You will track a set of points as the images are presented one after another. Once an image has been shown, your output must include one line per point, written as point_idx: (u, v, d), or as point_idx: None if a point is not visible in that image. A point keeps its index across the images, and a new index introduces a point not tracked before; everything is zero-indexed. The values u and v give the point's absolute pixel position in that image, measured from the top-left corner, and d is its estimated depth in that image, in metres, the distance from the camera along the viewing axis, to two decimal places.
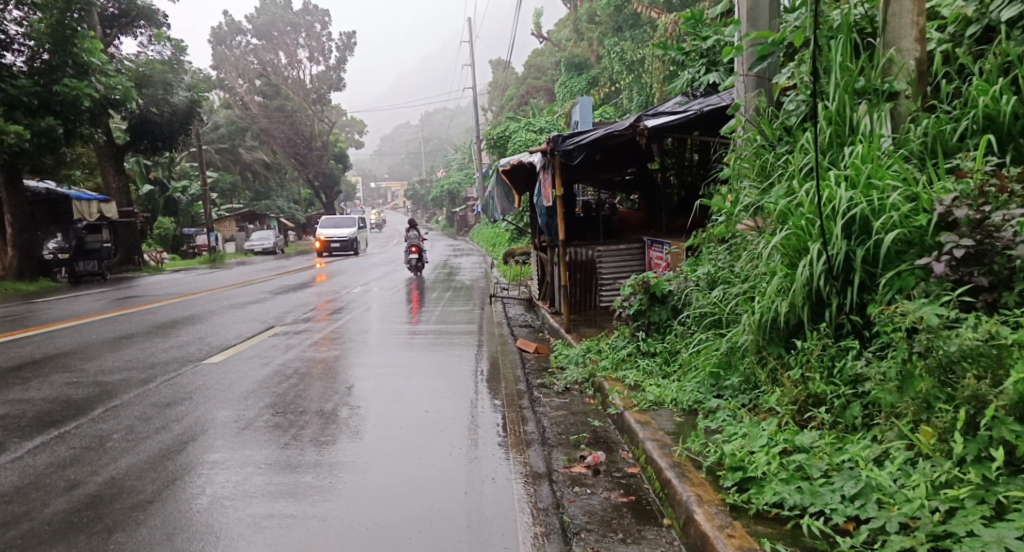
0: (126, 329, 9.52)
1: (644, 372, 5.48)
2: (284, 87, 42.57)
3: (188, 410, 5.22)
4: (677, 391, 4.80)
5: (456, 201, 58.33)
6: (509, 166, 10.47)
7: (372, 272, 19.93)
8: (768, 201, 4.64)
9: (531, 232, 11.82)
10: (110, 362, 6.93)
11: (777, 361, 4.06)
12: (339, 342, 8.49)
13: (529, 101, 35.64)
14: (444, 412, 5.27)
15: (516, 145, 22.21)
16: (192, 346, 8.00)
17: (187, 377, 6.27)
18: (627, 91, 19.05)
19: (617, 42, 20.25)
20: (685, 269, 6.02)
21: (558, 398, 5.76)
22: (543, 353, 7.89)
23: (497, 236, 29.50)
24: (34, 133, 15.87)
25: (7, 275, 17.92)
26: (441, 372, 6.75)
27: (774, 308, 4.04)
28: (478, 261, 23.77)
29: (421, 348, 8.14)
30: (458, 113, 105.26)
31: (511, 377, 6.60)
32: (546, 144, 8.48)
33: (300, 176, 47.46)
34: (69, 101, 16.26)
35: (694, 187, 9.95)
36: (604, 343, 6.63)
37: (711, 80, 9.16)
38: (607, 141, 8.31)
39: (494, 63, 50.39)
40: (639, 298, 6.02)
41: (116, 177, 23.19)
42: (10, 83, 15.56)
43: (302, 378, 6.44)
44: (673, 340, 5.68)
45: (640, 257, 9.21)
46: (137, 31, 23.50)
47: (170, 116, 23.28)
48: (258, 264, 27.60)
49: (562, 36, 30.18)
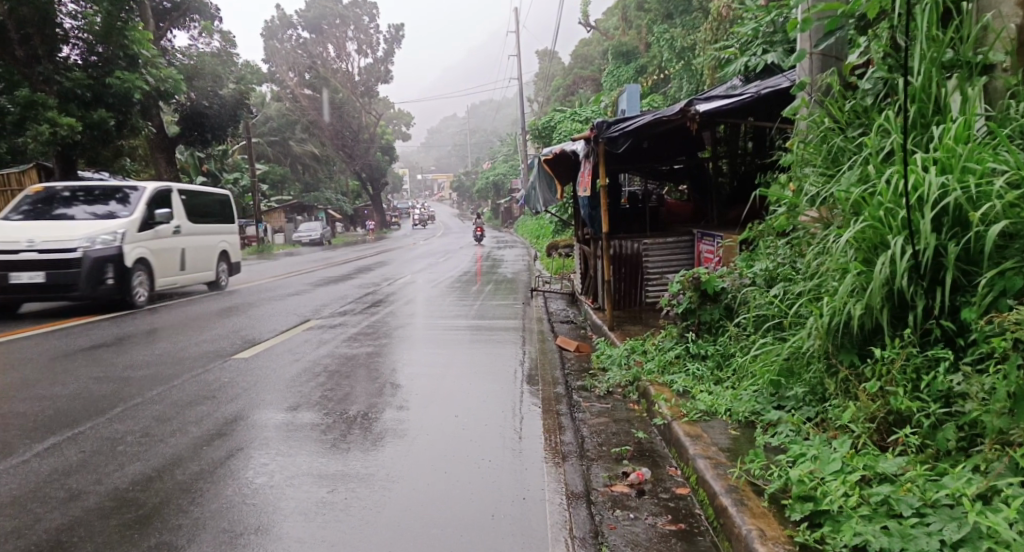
0: (166, 320, 9.43)
1: (694, 378, 5.03)
2: (333, 79, 42.61)
3: (208, 410, 4.96)
4: (732, 400, 4.36)
5: (501, 193, 57.85)
6: (551, 155, 9.99)
7: (416, 264, 19.70)
8: (837, 189, 4.15)
9: (574, 224, 11.36)
10: (141, 356, 6.74)
11: (849, 372, 3.60)
12: (375, 337, 8.22)
13: (576, 91, 34.95)
14: (476, 417, 4.93)
15: (562, 135, 21.74)
16: (226, 339, 7.83)
17: (215, 374, 6.03)
18: (677, 80, 18.32)
19: (668, 28, 19.54)
20: (739, 265, 5.55)
21: (599, 404, 5.36)
22: (584, 352, 7.49)
23: (541, 228, 29.00)
24: (87, 125, 16.02)
25: None
26: (478, 370, 6.42)
27: (847, 312, 3.57)
28: (521, 254, 23.39)
29: (457, 345, 7.81)
30: (504, 105, 104.62)
31: (550, 378, 6.20)
32: (590, 130, 8.04)
33: (348, 168, 47.61)
34: (121, 94, 16.37)
35: (748, 176, 9.38)
36: (649, 343, 6.20)
37: (769, 60, 8.51)
38: (655, 127, 7.81)
39: (541, 53, 49.85)
40: (689, 297, 5.55)
41: (168, 169, 23.41)
42: (65, 76, 15.75)
43: (332, 376, 6.15)
44: (726, 343, 5.22)
45: (690, 250, 8.67)
46: (189, 25, 23.68)
47: (219, 109, 23.40)
48: (305, 255, 27.74)
49: (610, 25, 29.43)
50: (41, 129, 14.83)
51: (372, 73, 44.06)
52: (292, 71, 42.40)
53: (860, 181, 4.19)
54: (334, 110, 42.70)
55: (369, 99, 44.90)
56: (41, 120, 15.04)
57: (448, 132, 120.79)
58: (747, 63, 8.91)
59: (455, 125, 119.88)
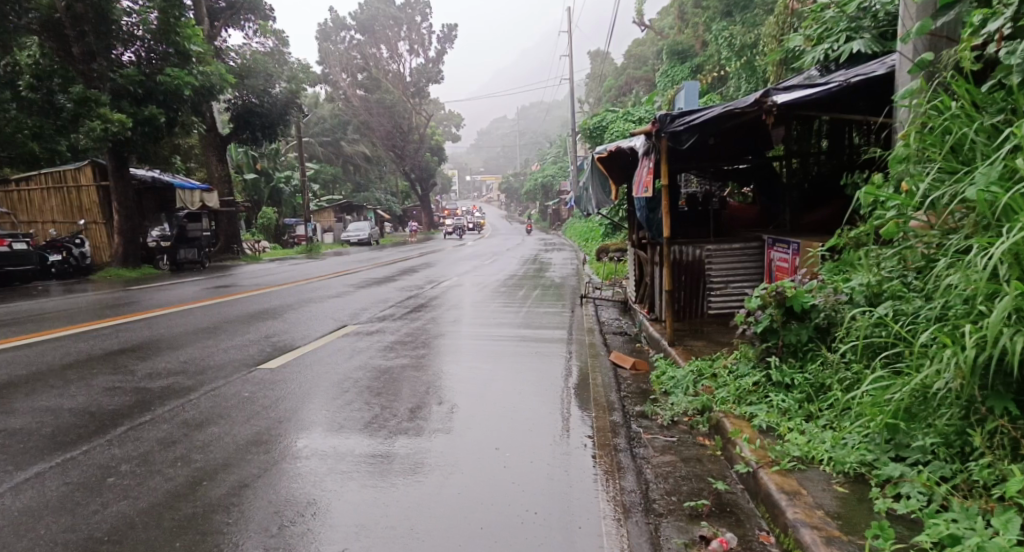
0: (201, 323, 8.93)
1: (779, 412, 4.25)
2: (385, 80, 42.43)
3: (222, 431, 4.37)
4: (833, 445, 3.58)
5: (549, 195, 57.10)
6: (606, 153, 9.23)
7: (463, 267, 19.09)
8: (976, 191, 3.38)
9: (628, 226, 10.55)
10: (165, 363, 6.20)
11: (1002, 421, 2.85)
12: (413, 347, 7.58)
13: (629, 92, 34.01)
14: (523, 449, 4.26)
15: (614, 136, 20.94)
16: (256, 346, 7.28)
17: (236, 387, 5.44)
18: (736, 79, 17.34)
19: (727, 26, 18.54)
20: (832, 279, 4.71)
21: (662, 436, 4.64)
22: (641, 370, 6.72)
23: (591, 231, 28.16)
24: (138, 122, 15.77)
25: (112, 260, 17.91)
26: (526, 390, 5.74)
27: (1002, 348, 2.81)
28: (570, 257, 22.62)
29: (500, 357, 7.12)
30: (555, 106, 103.82)
31: (604, 402, 5.46)
32: (651, 124, 7.23)
33: (397, 169, 47.34)
34: (171, 91, 16.09)
35: (823, 178, 8.54)
36: (720, 365, 5.41)
37: (853, 48, 7.61)
38: (726, 119, 7.01)
39: (593, 55, 49.17)
40: (771, 314, 4.72)
41: (219, 168, 23.31)
42: (118, 73, 15.52)
43: (362, 394, 5.52)
44: (817, 370, 4.43)
45: (757, 258, 7.82)
46: (243, 24, 23.59)
47: (270, 107, 23.19)
48: (354, 255, 27.46)
49: (666, 23, 28.44)
50: (93, 125, 14.59)
51: (424, 73, 43.57)
52: (345, 72, 42.32)
53: (1003, 180, 3.41)
54: (384, 110, 42.50)
55: (420, 99, 44.52)
56: (93, 116, 14.85)
57: (497, 134, 120.51)
58: (829, 51, 8.05)
59: (505, 126, 119.51)
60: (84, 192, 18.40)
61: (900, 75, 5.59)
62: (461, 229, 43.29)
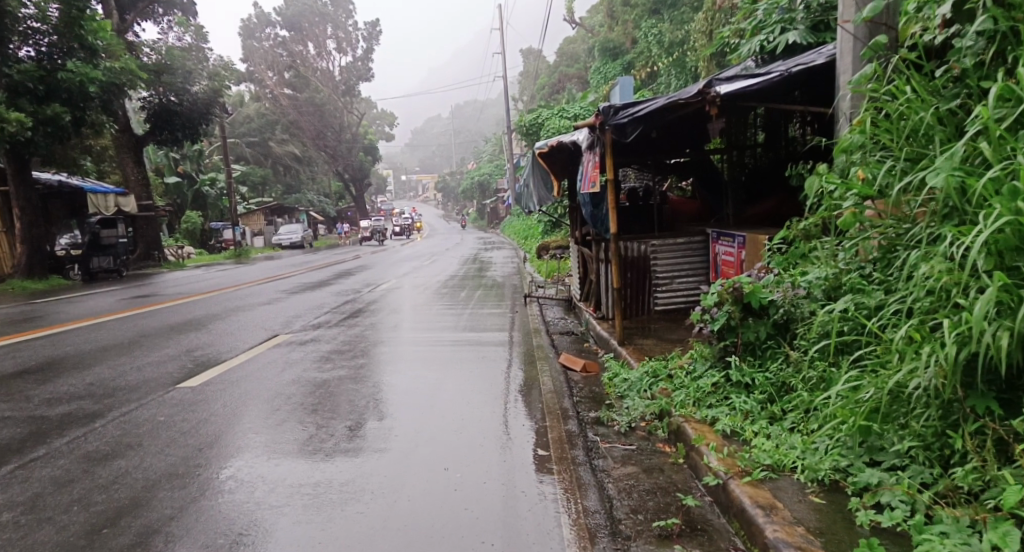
0: (112, 338, 8.23)
1: (741, 415, 4.05)
2: (313, 78, 41.33)
3: (132, 464, 3.88)
4: (803, 450, 3.37)
5: (486, 194, 56.75)
6: (546, 148, 8.89)
7: (401, 268, 18.59)
8: (943, 178, 3.21)
9: (571, 223, 10.32)
10: (67, 386, 5.58)
11: (988, 422, 2.68)
12: (349, 356, 7.11)
13: (562, 89, 34.02)
14: (473, 469, 3.91)
15: (549, 133, 20.80)
16: (174, 362, 6.69)
17: (149, 412, 4.90)
18: (666, 77, 17.45)
19: (656, 23, 18.61)
20: (789, 274, 4.54)
21: (621, 445, 4.37)
22: (592, 372, 6.47)
23: (529, 230, 27.91)
24: (39, 122, 14.69)
25: (17, 271, 16.63)
26: (473, 399, 5.41)
27: (986, 343, 2.63)
28: (510, 256, 22.35)
29: (444, 364, 6.74)
30: (489, 106, 103.47)
31: (556, 409, 5.17)
32: (594, 117, 7.02)
33: (330, 169, 46.17)
34: (76, 88, 15.07)
35: (761, 170, 8.45)
36: (675, 366, 5.19)
37: (789, 39, 7.52)
38: (669, 111, 6.83)
39: (525, 53, 49.17)
40: (729, 311, 4.50)
41: (135, 170, 22.04)
42: (13, 68, 14.41)
43: (293, 412, 5.06)
44: (778, 369, 4.24)
45: (703, 253, 7.68)
46: (157, 18, 22.41)
47: (190, 105, 22.10)
48: (286, 259, 26.47)
49: (596, 21, 28.54)
50: None
51: (353, 71, 42.66)
52: (271, 70, 41.01)
53: (969, 166, 3.26)
54: (314, 109, 41.35)
55: (351, 98, 43.52)
56: None
57: (432, 133, 119.41)
58: (764, 42, 7.93)
59: (439, 125, 118.44)
60: None
61: (842, 62, 5.48)
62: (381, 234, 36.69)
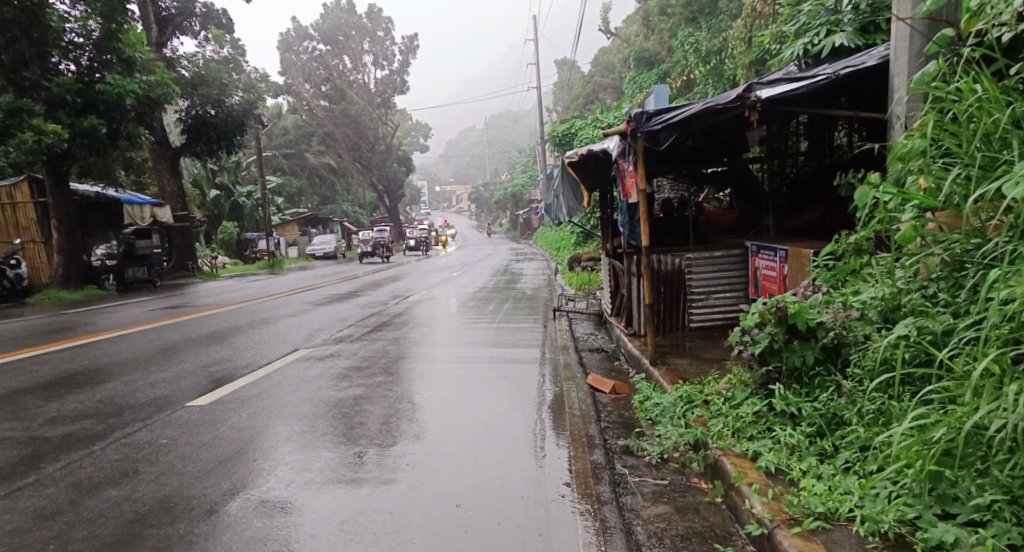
0: (133, 351, 8.08)
1: (787, 450, 3.64)
2: (349, 90, 41.66)
3: (124, 494, 3.63)
4: (862, 496, 2.95)
5: (520, 204, 56.53)
6: (576, 157, 8.54)
7: (432, 279, 18.39)
8: None
9: (601, 234, 9.94)
10: (75, 404, 5.37)
11: None
12: (368, 374, 6.82)
13: (596, 99, 33.69)
14: (488, 506, 3.57)
15: (582, 143, 20.47)
16: (189, 378, 6.47)
17: (153, 433, 4.66)
18: (703, 86, 16.99)
19: (693, 31, 18.18)
20: (839, 295, 4.11)
21: (652, 480, 3.99)
22: (622, 394, 6.09)
23: (561, 240, 27.51)
24: (76, 134, 14.75)
25: (53, 281, 16.80)
26: (493, 422, 5.07)
27: None
28: (541, 267, 22.02)
29: (466, 382, 6.41)
30: (524, 116, 103.57)
31: (583, 435, 4.80)
32: (626, 123, 6.66)
33: (365, 180, 46.43)
34: (113, 100, 15.08)
35: (803, 181, 8.02)
36: (713, 391, 4.78)
37: (835, 42, 7.09)
38: (705, 118, 6.44)
39: (560, 63, 48.97)
40: (771, 332, 4.09)
41: (172, 181, 22.22)
42: (53, 81, 14.49)
43: (303, 435, 4.77)
44: (828, 399, 3.82)
45: (741, 267, 7.25)
46: (196, 32, 22.62)
47: (226, 117, 22.23)
48: (319, 269, 26.56)
49: (631, 31, 28.19)
50: (24, 137, 13.55)
51: (388, 83, 42.85)
52: (308, 83, 41.41)
53: None
54: (349, 121, 41.64)
55: (385, 110, 43.70)
56: (25, 127, 13.80)
57: (466, 144, 119.95)
58: (808, 46, 7.50)
59: (474, 135, 118.91)
60: (22, 209, 17.39)
61: (895, 63, 5.07)
62: (385, 247, 30.31)
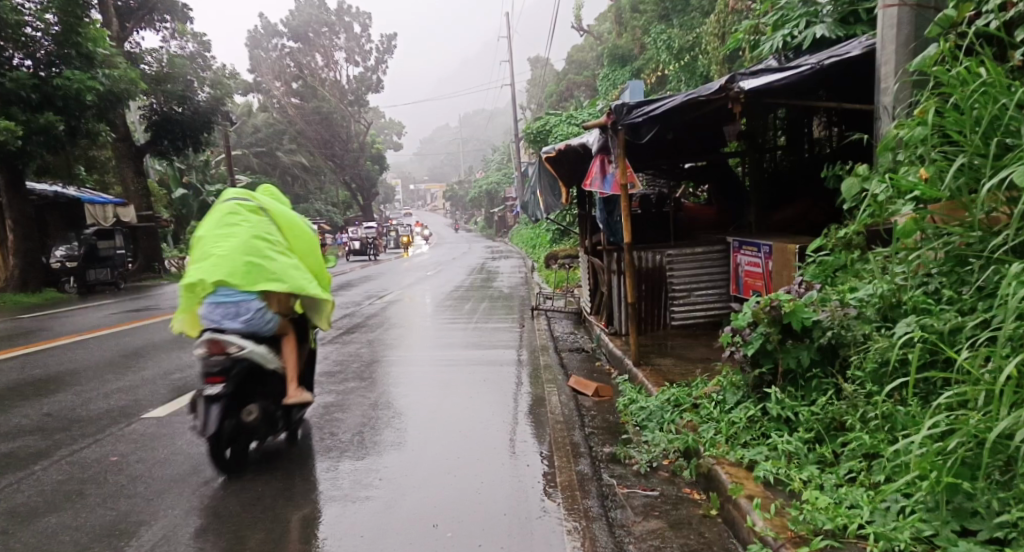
0: (90, 358, 7.68)
1: (785, 458, 3.43)
2: (321, 88, 41.00)
3: (64, 521, 3.33)
4: (874, 511, 2.74)
5: (495, 201, 56.18)
6: (554, 152, 8.25)
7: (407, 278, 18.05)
8: None
9: (579, 231, 9.68)
10: (21, 419, 5.00)
11: None
12: (339, 379, 6.49)
13: (570, 96, 33.51)
14: (467, 526, 3.30)
15: (557, 139, 20.25)
16: (147, 387, 6.11)
17: (103, 449, 4.33)
18: (677, 82, 16.86)
19: (667, 26, 18.06)
20: (835, 293, 3.89)
21: (641, 491, 3.76)
22: (605, 397, 5.84)
23: (537, 238, 27.26)
24: (32, 131, 14.15)
25: (10, 285, 16.16)
26: (471, 430, 4.80)
27: None
28: (517, 265, 21.77)
29: (441, 387, 6.12)
30: (498, 114, 103.26)
31: (567, 443, 4.55)
32: (606, 116, 6.41)
33: (337, 178, 45.81)
34: (72, 96, 14.52)
35: (785, 175, 7.83)
36: (702, 395, 4.55)
37: (816, 32, 6.88)
38: (688, 110, 6.21)
39: (533, 61, 48.72)
40: (765, 333, 3.86)
41: (136, 180, 21.57)
42: (7, 76, 13.90)
43: (266, 448, 4.46)
44: (827, 403, 3.61)
45: (723, 263, 7.05)
46: (159, 26, 21.96)
47: (192, 115, 21.65)
48: None
49: (605, 27, 28.00)
50: None
51: (362, 81, 42.28)
52: (279, 80, 40.73)
53: None
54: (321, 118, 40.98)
55: (358, 108, 43.10)
56: None
57: (441, 142, 119.33)
58: (788, 37, 7.28)
59: (448, 133, 118.37)
60: None
61: (882, 51, 4.82)
62: None
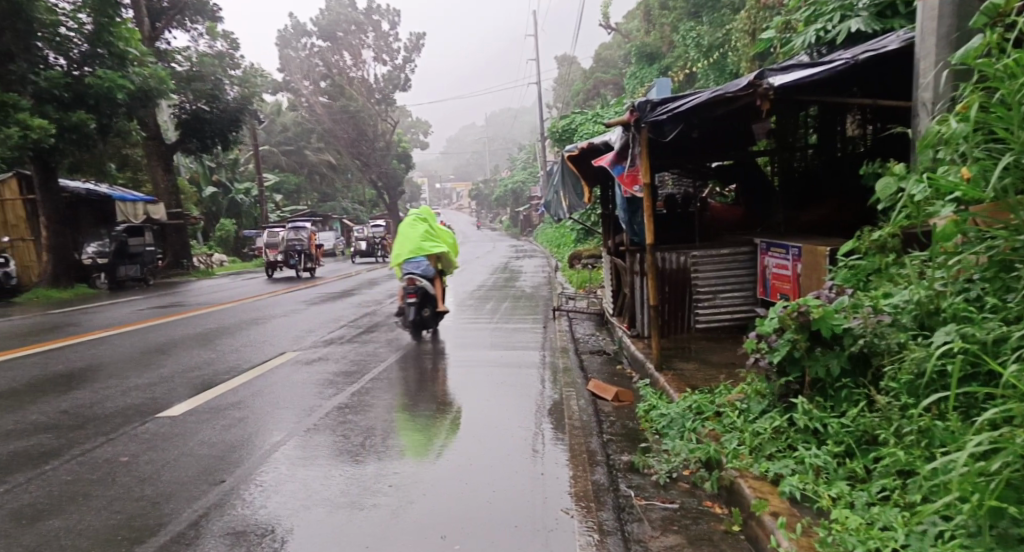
0: (113, 354, 7.70)
1: (813, 472, 3.24)
2: (349, 87, 41.16)
3: (69, 524, 3.27)
4: (910, 533, 2.56)
5: (520, 200, 55.98)
6: (578, 150, 8.08)
7: None
8: None
9: (601, 231, 9.51)
10: (37, 416, 4.98)
11: None
12: (355, 380, 6.40)
13: (597, 95, 33.19)
14: (476, 538, 3.17)
15: (583, 138, 20.02)
16: (165, 384, 6.08)
17: (115, 449, 4.28)
18: (705, 80, 16.55)
19: (697, 24, 17.77)
20: (868, 299, 3.69)
21: (661, 503, 3.60)
22: (625, 401, 5.67)
23: (562, 238, 27.04)
24: (64, 129, 14.33)
25: (42, 280, 16.39)
26: (485, 435, 4.67)
27: None
28: (541, 265, 21.60)
29: (457, 389, 6.00)
30: (525, 113, 103.02)
31: (584, 450, 4.40)
32: (629, 113, 6.23)
33: (364, 177, 45.98)
34: (103, 94, 14.68)
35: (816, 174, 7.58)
36: (725, 402, 4.37)
37: (851, 27, 6.65)
38: (714, 107, 6.01)
39: (560, 59, 48.44)
40: (792, 339, 3.67)
41: (166, 178, 21.79)
42: (40, 75, 14.09)
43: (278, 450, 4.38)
44: (859, 414, 3.42)
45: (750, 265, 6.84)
46: (189, 25, 22.16)
47: (220, 114, 21.82)
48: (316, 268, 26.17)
49: (633, 25, 27.67)
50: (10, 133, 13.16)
51: (389, 80, 42.35)
52: (307, 80, 40.98)
53: None
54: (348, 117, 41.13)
55: (386, 106, 43.18)
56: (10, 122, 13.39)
57: (467, 141, 119.40)
58: (821, 32, 7.04)
59: (475, 132, 118.39)
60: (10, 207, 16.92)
61: (922, 44, 4.59)
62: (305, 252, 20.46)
